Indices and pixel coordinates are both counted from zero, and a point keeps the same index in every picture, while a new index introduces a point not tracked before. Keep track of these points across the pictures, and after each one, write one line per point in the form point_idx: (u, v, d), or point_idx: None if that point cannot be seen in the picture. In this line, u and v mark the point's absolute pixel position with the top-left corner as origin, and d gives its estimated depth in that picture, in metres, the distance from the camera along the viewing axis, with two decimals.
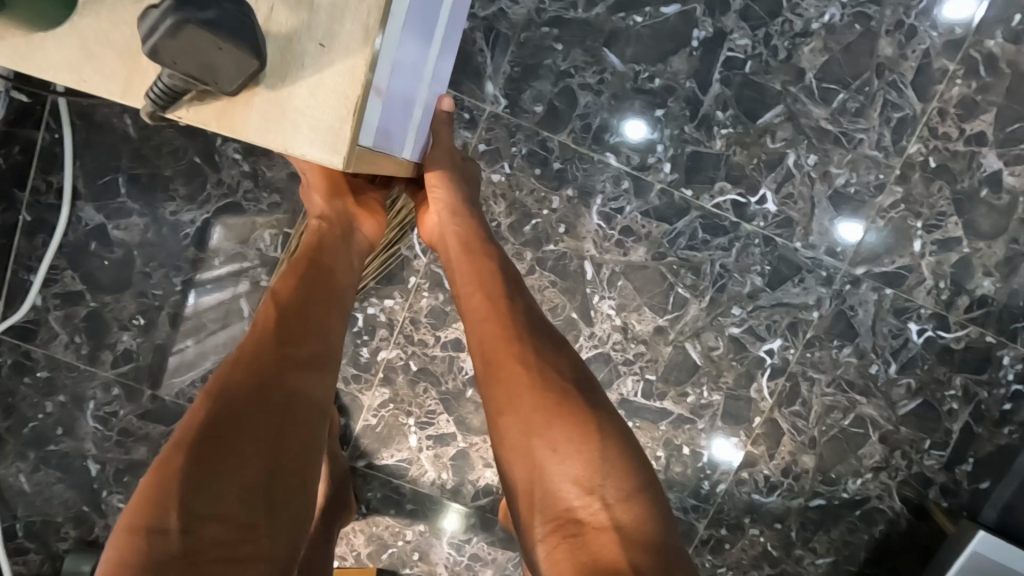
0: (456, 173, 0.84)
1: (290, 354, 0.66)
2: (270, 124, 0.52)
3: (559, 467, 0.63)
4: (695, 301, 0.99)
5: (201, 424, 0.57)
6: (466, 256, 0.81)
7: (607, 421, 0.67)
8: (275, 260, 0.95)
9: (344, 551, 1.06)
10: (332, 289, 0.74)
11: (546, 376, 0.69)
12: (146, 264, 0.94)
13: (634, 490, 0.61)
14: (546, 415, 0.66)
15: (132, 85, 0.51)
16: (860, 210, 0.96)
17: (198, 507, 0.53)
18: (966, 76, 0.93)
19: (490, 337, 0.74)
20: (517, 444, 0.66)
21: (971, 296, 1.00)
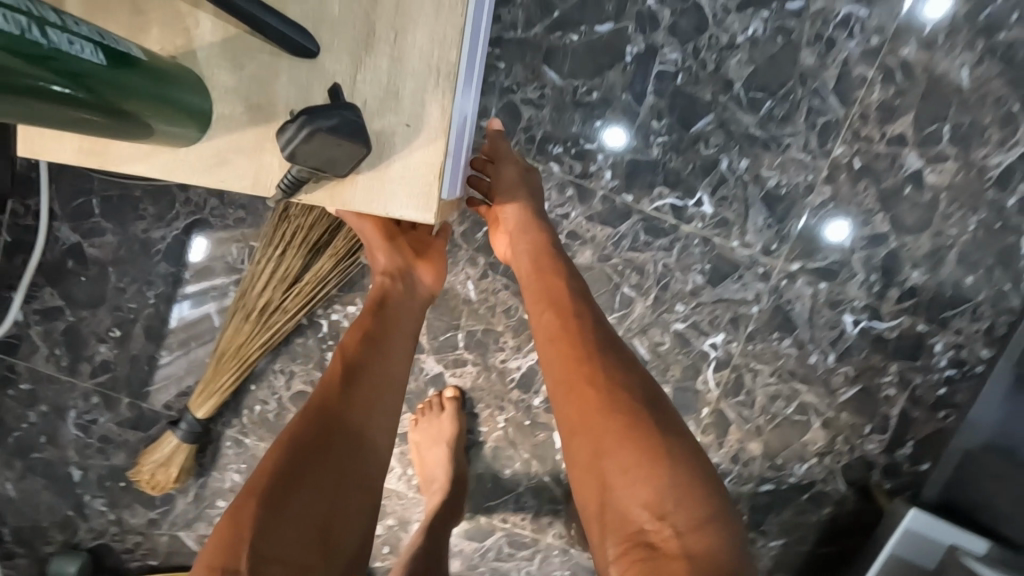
0: (525, 192, 0.91)
1: (356, 401, 0.78)
2: (375, 195, 0.66)
3: (630, 492, 0.67)
4: (640, 299, 1.05)
5: (285, 464, 0.70)
6: (538, 278, 0.86)
7: (681, 445, 0.70)
8: (241, 271, 1.00)
9: None
10: (387, 346, 0.85)
11: (618, 401, 0.73)
12: (120, 279, 1.00)
13: (707, 518, 0.64)
14: (618, 443, 0.70)
15: (259, 177, 0.67)
16: (791, 208, 1.03)
17: (287, 534, 0.66)
18: (884, 82, 0.99)
19: (563, 359, 0.78)
20: (590, 468, 0.71)
21: (900, 287, 1.06)
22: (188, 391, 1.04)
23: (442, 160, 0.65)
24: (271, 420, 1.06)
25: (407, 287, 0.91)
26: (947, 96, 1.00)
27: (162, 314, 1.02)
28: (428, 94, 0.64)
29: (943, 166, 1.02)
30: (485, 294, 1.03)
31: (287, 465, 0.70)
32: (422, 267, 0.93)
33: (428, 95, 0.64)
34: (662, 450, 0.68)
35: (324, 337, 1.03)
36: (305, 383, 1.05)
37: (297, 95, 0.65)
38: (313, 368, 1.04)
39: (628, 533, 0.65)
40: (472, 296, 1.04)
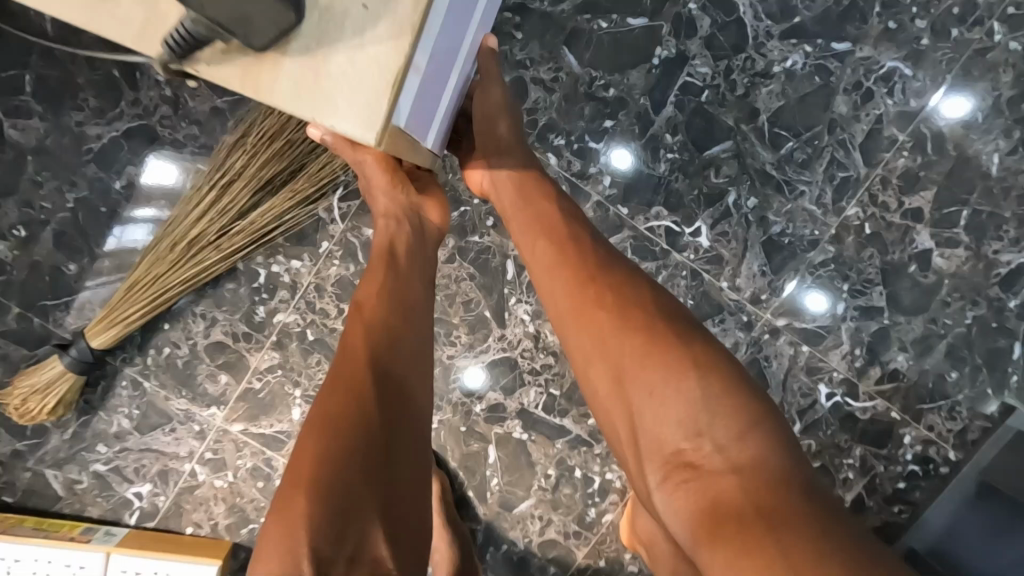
0: (508, 112, 0.83)
1: (378, 347, 0.71)
2: (302, 94, 0.47)
3: (659, 412, 0.63)
4: None
5: (350, 422, 0.64)
6: (525, 198, 0.79)
7: (702, 358, 0.64)
8: (180, 194, 0.88)
9: (201, 519, 0.99)
10: (403, 280, 0.78)
11: (634, 326, 0.68)
12: (39, 173, 0.87)
13: (746, 426, 0.60)
14: (641, 368, 0.65)
15: (152, 30, 0.46)
16: (791, 261, 0.95)
17: (364, 507, 0.60)
18: (913, 150, 0.93)
19: (566, 284, 0.73)
20: (614, 392, 0.68)
21: (882, 368, 1.00)
22: (89, 315, 0.91)
23: (401, 65, 0.47)
24: (178, 368, 0.94)
25: (414, 226, 0.83)
26: (972, 180, 0.94)
27: (78, 222, 0.89)
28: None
29: (952, 252, 0.96)
30: (446, 279, 0.94)
31: (357, 424, 0.64)
32: (427, 205, 0.85)
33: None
34: (687, 364, 0.64)
35: (259, 288, 0.92)
36: (226, 334, 0.93)
37: None
38: (238, 319, 0.93)
39: (663, 458, 0.62)
40: None
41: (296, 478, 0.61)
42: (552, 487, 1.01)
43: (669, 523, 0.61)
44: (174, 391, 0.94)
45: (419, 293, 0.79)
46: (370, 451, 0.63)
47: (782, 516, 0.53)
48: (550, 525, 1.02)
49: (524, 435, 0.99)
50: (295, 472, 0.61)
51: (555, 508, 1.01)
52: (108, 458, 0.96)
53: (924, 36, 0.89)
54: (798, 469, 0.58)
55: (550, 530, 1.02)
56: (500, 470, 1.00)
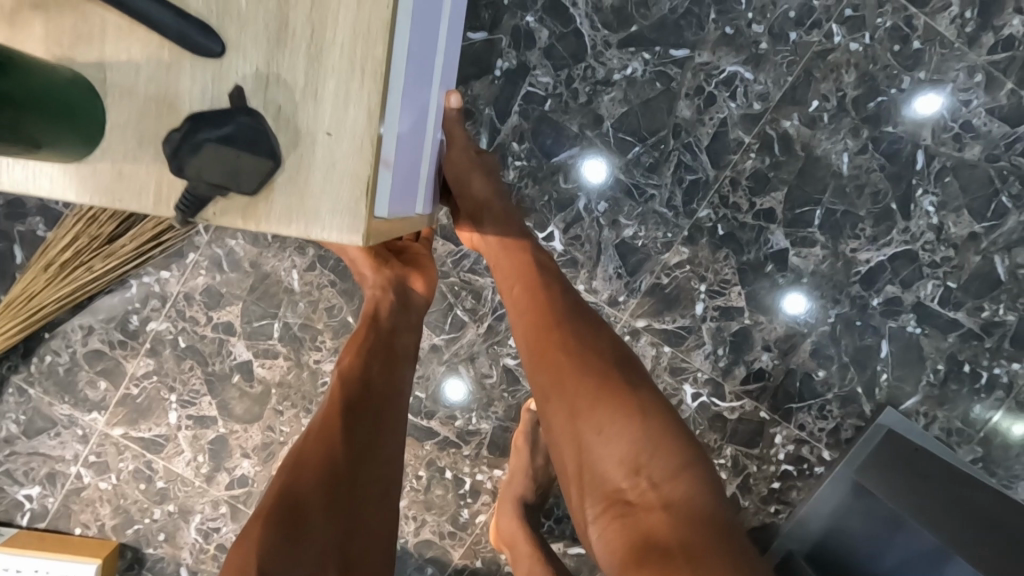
0: (482, 169, 0.81)
1: (355, 395, 0.76)
2: (293, 220, 0.45)
3: (606, 450, 0.67)
4: (473, 325, 0.99)
5: (313, 462, 0.70)
6: (505, 248, 0.80)
7: (644, 402, 0.69)
8: (55, 211, 0.94)
9: (88, 520, 1.03)
10: (387, 336, 0.82)
11: (591, 375, 0.70)
12: None
13: (681, 464, 0.66)
14: (596, 415, 0.68)
15: (162, 194, 0.45)
16: (645, 262, 0.97)
17: (319, 536, 0.65)
18: (760, 151, 0.94)
19: (530, 328, 0.75)
20: (566, 428, 0.70)
21: (747, 368, 1.01)
22: None
23: (371, 171, 0.45)
24: (60, 375, 0.99)
25: (400, 300, 0.84)
26: (824, 179, 0.95)
27: None
28: (352, 83, 0.44)
29: (809, 251, 0.97)
30: (309, 287, 0.97)
31: (319, 461, 0.70)
32: (414, 276, 0.86)
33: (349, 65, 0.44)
34: (636, 411, 0.68)
35: (132, 298, 0.97)
36: (103, 342, 0.98)
37: (202, 99, 0.44)
38: (113, 328, 0.98)
39: (607, 494, 0.67)
40: (295, 287, 0.97)
41: (264, 511, 0.68)
42: (424, 488, 1.03)
43: (602, 551, 0.66)
44: (57, 397, 1.00)
45: (405, 347, 0.83)
46: (338, 486, 0.69)
47: (699, 550, 0.60)
48: (424, 526, 1.04)
49: None
50: (265, 506, 0.68)
51: (428, 508, 1.04)
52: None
53: (762, 40, 0.91)
54: (723, 502, 0.66)
55: (425, 530, 1.04)
56: None
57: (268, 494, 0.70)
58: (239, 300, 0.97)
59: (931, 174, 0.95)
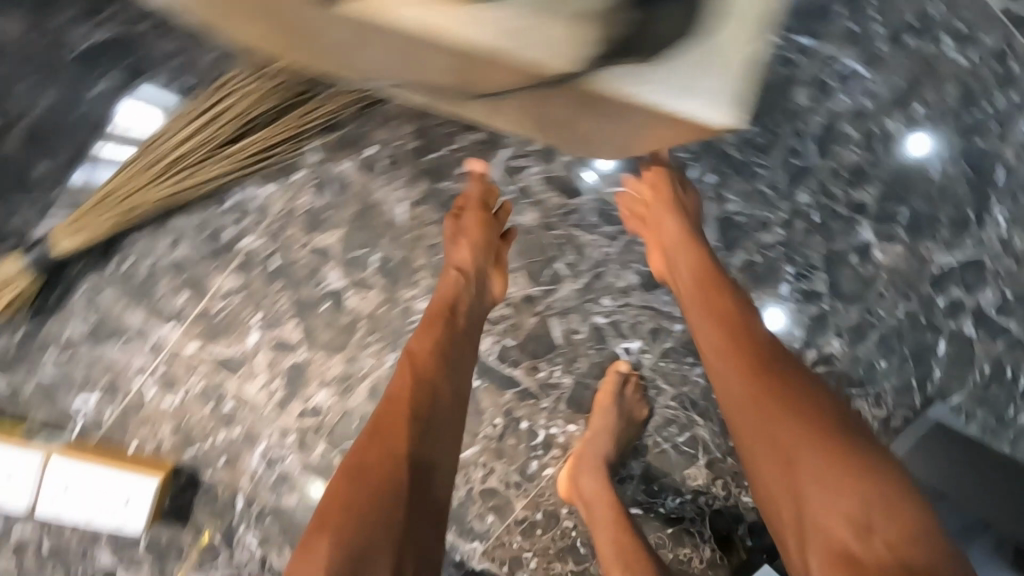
0: (675, 205, 0.90)
1: (418, 398, 0.80)
2: (686, 89, 0.59)
3: (826, 502, 0.68)
4: (571, 280, 1.00)
5: (376, 466, 0.74)
6: (698, 288, 0.86)
7: (881, 473, 0.68)
8: (161, 108, 0.90)
9: (145, 435, 0.99)
10: (456, 343, 0.85)
11: (816, 436, 0.71)
12: (21, 69, 0.88)
13: (915, 527, 0.65)
14: (819, 475, 0.69)
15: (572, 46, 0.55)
16: (742, 239, 1.01)
17: (397, 525, 0.71)
18: (863, 147, 1.00)
19: (740, 378, 0.78)
20: (782, 475, 0.72)
21: (818, 352, 1.06)
22: (50, 214, 0.90)
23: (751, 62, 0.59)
24: (139, 280, 0.94)
25: (478, 294, 0.89)
26: (915, 182, 1.01)
27: (54, 120, 0.89)
28: None
29: (891, 247, 1.03)
30: (414, 222, 0.96)
31: (383, 463, 0.74)
32: (497, 275, 0.92)
33: (703, 0, 0.56)
34: (869, 486, 0.67)
35: (229, 209, 0.93)
36: (192, 252, 0.94)
37: None
38: (205, 238, 0.94)
39: (831, 556, 0.66)
40: (400, 220, 0.96)
41: (343, 527, 0.69)
42: (498, 436, 1.04)
43: None
44: (132, 304, 0.95)
45: (471, 346, 0.87)
46: (408, 528, 0.72)
47: None
48: (492, 473, 1.05)
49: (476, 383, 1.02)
50: (345, 525, 0.69)
51: (499, 457, 1.05)
52: (58, 363, 0.96)
53: (881, 43, 0.97)
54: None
55: (492, 478, 1.05)
56: None
57: (335, 489, 0.74)
58: (341, 226, 0.95)
59: (1010, 190, 1.02)
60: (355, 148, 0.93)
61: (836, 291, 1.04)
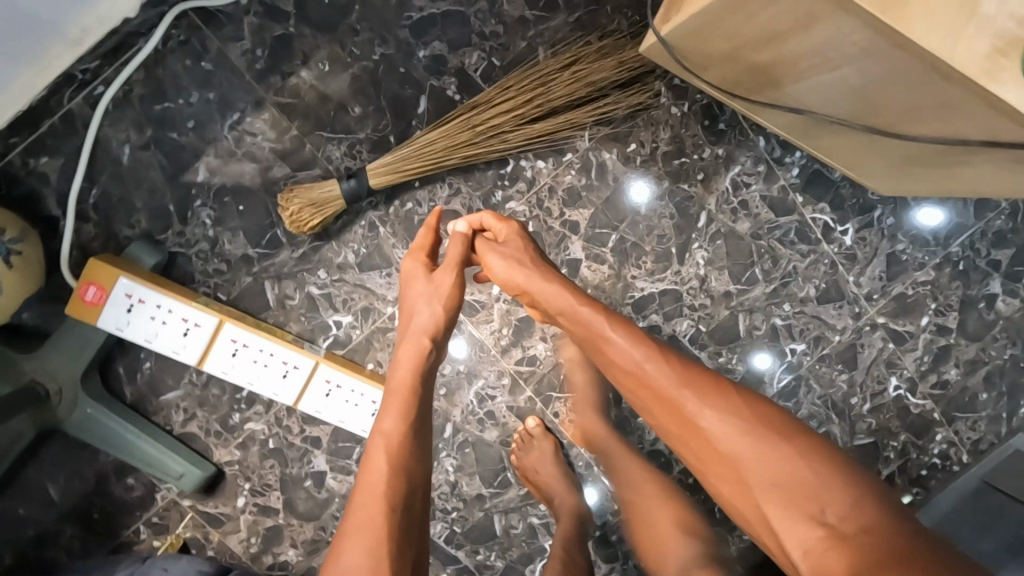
0: (520, 242, 0.96)
1: (394, 403, 0.89)
2: None
3: (779, 503, 0.72)
4: (762, 283, 1.18)
5: (378, 475, 0.83)
6: (577, 321, 0.89)
7: (813, 453, 0.73)
8: (471, 78, 1.03)
9: (383, 361, 1.10)
10: (418, 355, 0.92)
11: (736, 434, 0.76)
12: (358, 22, 0.99)
13: (857, 494, 0.70)
14: (754, 460, 0.74)
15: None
16: (901, 274, 1.21)
17: (404, 552, 0.80)
18: (1008, 216, 1.22)
19: (653, 391, 0.82)
20: (741, 490, 0.76)
21: (937, 376, 1.27)
22: (356, 155, 1.03)
23: None
24: (413, 223, 1.07)
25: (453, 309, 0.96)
26: None
27: (376, 71, 1.01)
28: None
29: (1013, 301, 1.25)
30: (652, 213, 1.12)
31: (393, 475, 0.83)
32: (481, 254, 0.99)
33: None
34: (793, 449, 0.73)
35: (504, 175, 1.08)
36: (463, 206, 1.08)
37: None
38: (478, 196, 1.08)
39: (810, 545, 0.69)
40: (641, 210, 1.12)
41: (371, 534, 0.79)
42: None
43: None
44: (401, 242, 1.08)
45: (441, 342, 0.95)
46: (400, 548, 0.79)
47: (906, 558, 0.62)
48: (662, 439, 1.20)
49: None
50: (369, 532, 0.79)
51: None
52: (324, 283, 1.07)
53: None
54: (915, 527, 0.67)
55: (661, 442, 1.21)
56: None
57: (351, 516, 0.81)
58: (592, 206, 1.11)
59: None
60: (619, 143, 1.09)
61: (963, 329, 1.26)
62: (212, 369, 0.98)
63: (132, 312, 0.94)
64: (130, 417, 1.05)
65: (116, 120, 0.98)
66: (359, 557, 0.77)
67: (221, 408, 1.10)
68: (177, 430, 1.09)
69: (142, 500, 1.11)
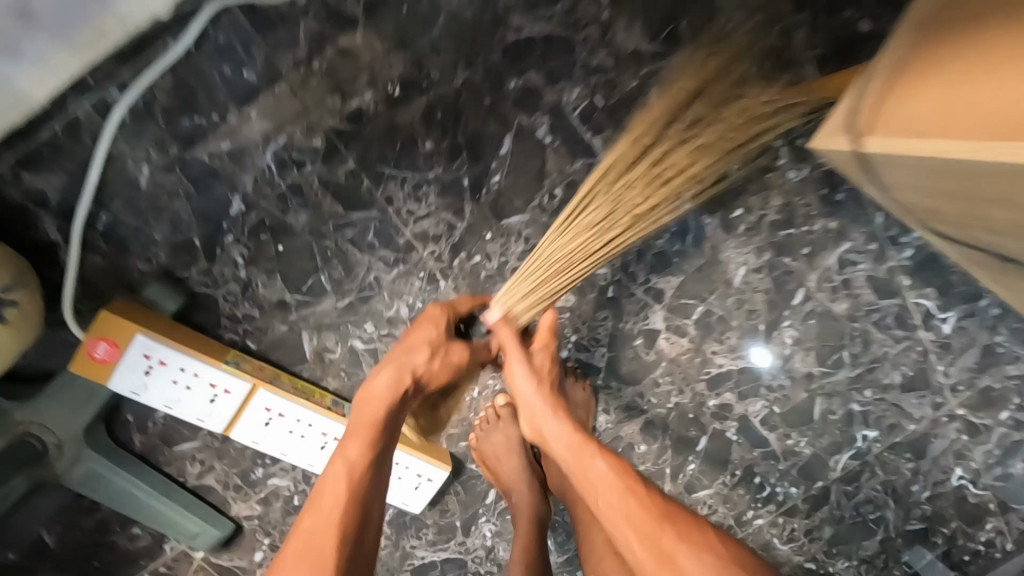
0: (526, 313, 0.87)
1: (345, 451, 0.73)
2: None
3: (629, 539, 0.75)
4: (847, 368, 1.07)
5: (327, 497, 0.70)
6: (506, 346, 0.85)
7: (658, 503, 0.77)
8: (566, 117, 0.87)
9: None
10: (383, 396, 0.76)
11: (611, 479, 0.77)
12: (440, 39, 0.81)
13: (709, 553, 0.73)
14: (623, 516, 0.75)
15: None
16: (994, 367, 1.11)
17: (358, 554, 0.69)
18: None
19: (569, 445, 0.80)
20: (609, 524, 0.76)
21: (1004, 470, 1.18)
22: (421, 198, 0.88)
23: None
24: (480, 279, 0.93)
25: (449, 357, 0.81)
26: None
27: (455, 101, 0.84)
28: None
29: None
30: (745, 287, 0.99)
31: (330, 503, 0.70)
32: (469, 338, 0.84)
33: None
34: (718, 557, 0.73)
35: None
36: None
37: None
38: None
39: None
40: (734, 282, 0.99)
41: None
42: (731, 484, 1.14)
43: None
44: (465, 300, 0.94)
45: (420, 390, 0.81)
46: None
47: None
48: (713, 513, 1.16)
49: (733, 436, 1.10)
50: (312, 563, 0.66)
51: (724, 501, 1.16)
52: (371, 337, 0.94)
53: None
54: None
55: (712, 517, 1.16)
56: (701, 458, 1.11)
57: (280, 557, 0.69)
58: (681, 275, 0.97)
59: None
60: (724, 207, 0.95)
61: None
62: (238, 437, 0.86)
63: (151, 374, 0.80)
64: (139, 470, 0.92)
65: (133, 136, 0.79)
66: (304, 570, 0.66)
67: (242, 462, 0.97)
68: (191, 481, 0.97)
69: (151, 547, 1.01)
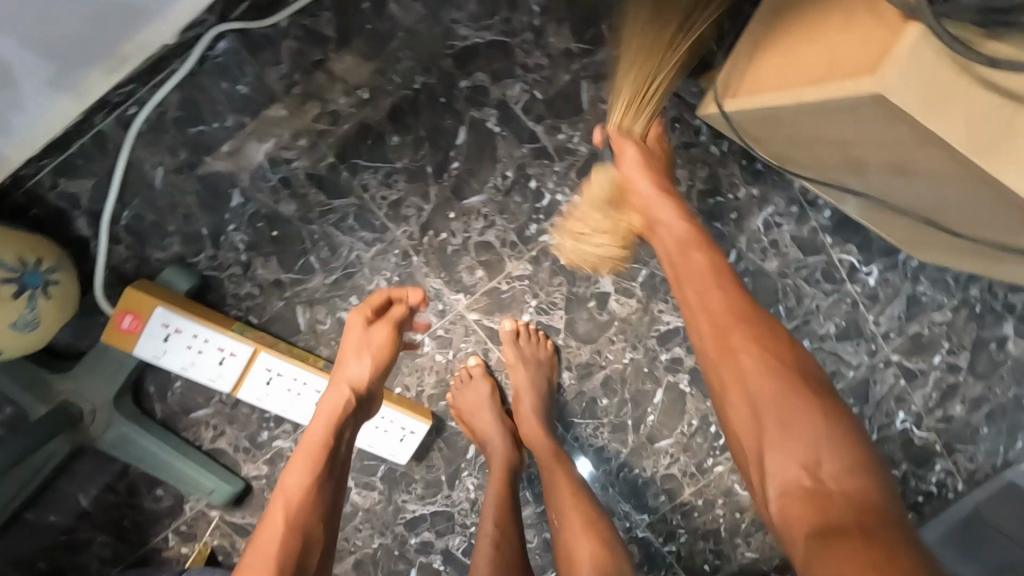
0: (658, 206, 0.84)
1: (333, 386, 0.89)
2: None
3: (774, 449, 0.62)
4: (784, 320, 1.20)
5: (320, 417, 0.86)
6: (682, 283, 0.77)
7: (815, 397, 0.64)
8: (511, 109, 1.02)
9: (410, 384, 1.14)
10: (363, 339, 0.91)
11: (766, 369, 0.66)
12: (401, 50, 0.98)
13: (852, 459, 0.59)
14: (772, 397, 0.64)
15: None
16: (918, 315, 1.24)
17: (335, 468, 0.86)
18: None
19: (718, 310, 0.72)
20: (742, 426, 0.66)
21: (943, 411, 1.28)
22: (392, 185, 1.03)
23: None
24: (446, 253, 1.07)
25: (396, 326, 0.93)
26: None
27: (415, 100, 1.00)
28: None
29: (1023, 342, 1.26)
30: None
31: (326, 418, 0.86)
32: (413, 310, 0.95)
33: None
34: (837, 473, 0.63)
35: (539, 209, 1.07)
36: (498, 237, 1.07)
37: None
38: (512, 229, 1.07)
39: (784, 489, 0.60)
40: None
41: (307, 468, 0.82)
42: (689, 434, 1.20)
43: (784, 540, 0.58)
44: (435, 271, 1.07)
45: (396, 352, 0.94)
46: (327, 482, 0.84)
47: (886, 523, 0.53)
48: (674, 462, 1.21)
49: (687, 388, 1.19)
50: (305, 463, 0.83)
51: (684, 450, 1.21)
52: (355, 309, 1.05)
53: None
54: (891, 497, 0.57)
55: (674, 466, 1.21)
56: (659, 411, 1.19)
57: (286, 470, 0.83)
58: None
59: None
60: None
61: (974, 367, 1.27)
62: (246, 397, 1.00)
63: (169, 341, 0.95)
64: (160, 432, 1.06)
65: (152, 143, 0.97)
66: (299, 476, 0.82)
67: (250, 425, 1.11)
68: (206, 445, 1.11)
69: (170, 511, 1.13)
